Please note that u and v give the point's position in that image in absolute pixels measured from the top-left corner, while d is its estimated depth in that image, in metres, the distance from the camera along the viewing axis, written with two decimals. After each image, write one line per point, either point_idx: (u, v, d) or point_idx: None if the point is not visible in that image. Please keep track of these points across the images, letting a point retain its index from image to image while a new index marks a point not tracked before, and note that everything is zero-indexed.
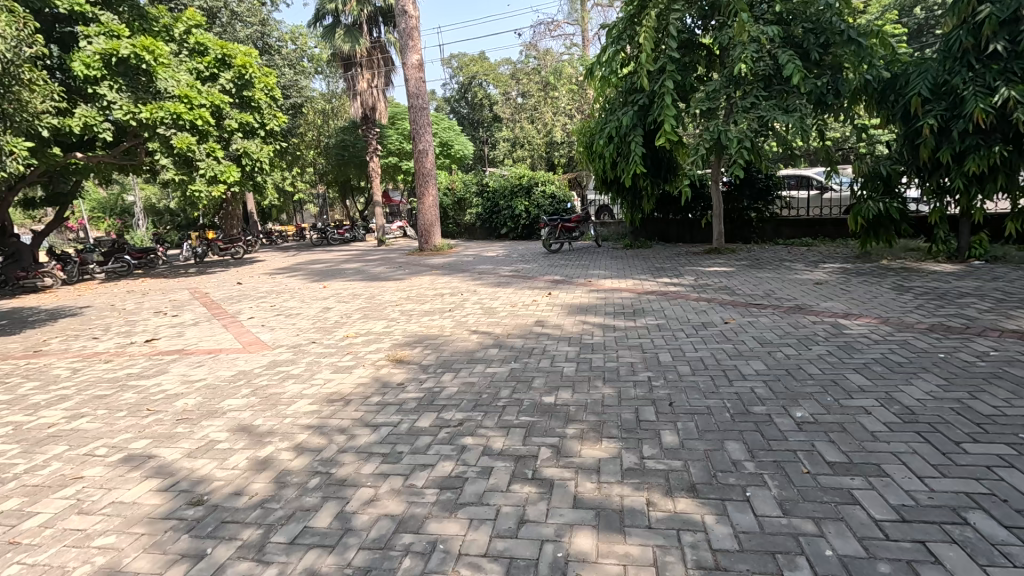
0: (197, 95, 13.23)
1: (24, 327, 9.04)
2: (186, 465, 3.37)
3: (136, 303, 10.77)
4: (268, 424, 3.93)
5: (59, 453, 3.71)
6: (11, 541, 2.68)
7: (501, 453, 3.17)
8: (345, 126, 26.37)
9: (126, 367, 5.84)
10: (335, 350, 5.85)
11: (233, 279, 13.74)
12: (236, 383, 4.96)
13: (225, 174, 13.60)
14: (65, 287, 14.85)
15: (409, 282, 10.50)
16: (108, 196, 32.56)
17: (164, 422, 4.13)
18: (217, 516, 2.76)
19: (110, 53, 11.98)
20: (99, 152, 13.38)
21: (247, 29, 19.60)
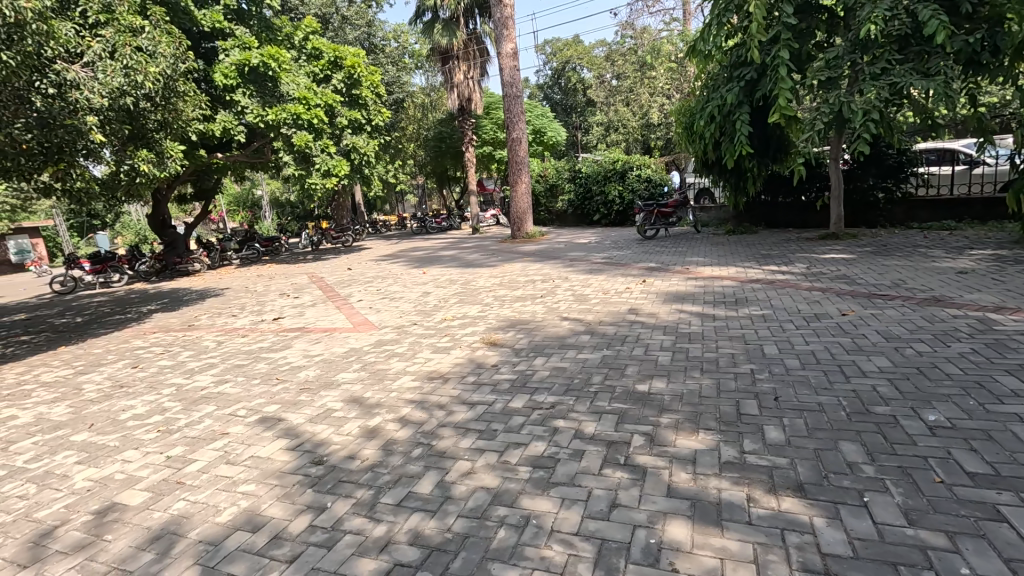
0: (314, 96, 14.50)
1: (181, 305, 10.62)
2: (308, 429, 3.80)
3: (266, 286, 12.17)
4: (376, 396, 4.30)
5: (211, 411, 4.36)
6: (178, 481, 3.22)
7: (593, 437, 3.20)
8: (443, 118, 27.36)
9: (259, 342, 6.65)
10: (434, 332, 6.20)
11: (344, 265, 15.00)
12: (348, 359, 5.46)
13: (337, 168, 14.75)
14: (210, 271, 17.13)
15: (502, 268, 10.77)
16: (241, 191, 36.91)
17: (290, 390, 4.67)
18: (335, 476, 3.09)
19: (243, 62, 13.50)
20: (235, 152, 15.18)
21: (356, 31, 20.99)
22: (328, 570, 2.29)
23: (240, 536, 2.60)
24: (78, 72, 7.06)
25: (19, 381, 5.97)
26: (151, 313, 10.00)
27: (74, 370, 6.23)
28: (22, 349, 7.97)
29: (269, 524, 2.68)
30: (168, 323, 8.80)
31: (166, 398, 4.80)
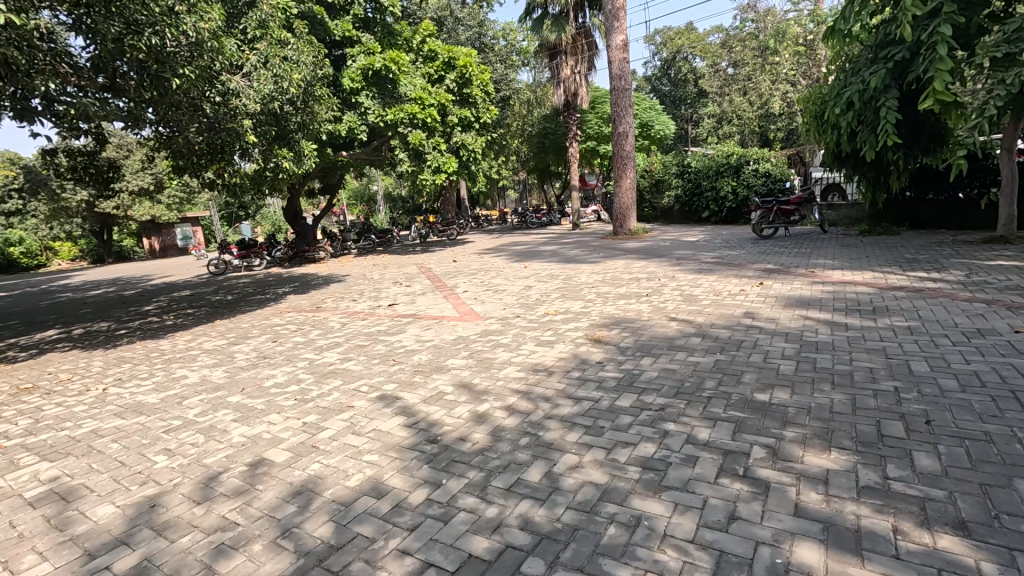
0: (429, 96, 15.28)
1: (309, 288, 11.83)
2: (423, 408, 4.06)
3: (380, 275, 13.14)
4: (484, 383, 4.47)
5: (338, 385, 4.82)
6: (314, 445, 3.60)
7: (708, 445, 3.04)
8: (547, 114, 27.49)
9: (376, 325, 7.21)
10: (537, 325, 6.29)
11: (450, 257, 15.71)
12: (457, 346, 5.72)
13: (447, 165, 15.43)
14: (332, 259, 18.90)
15: (604, 265, 10.61)
16: (360, 186, 40.10)
17: (405, 371, 5.01)
18: (448, 455, 3.26)
19: (367, 67, 14.62)
20: (357, 151, 16.52)
21: (467, 32, 21.77)
22: (446, 542, 2.43)
23: (367, 501, 2.85)
24: (238, 82, 8.14)
25: (187, 347, 7.03)
26: (286, 295, 11.26)
27: (229, 341, 7.22)
28: (189, 320, 9.39)
29: (392, 493, 2.90)
30: (300, 303, 9.84)
31: (300, 370, 5.39)
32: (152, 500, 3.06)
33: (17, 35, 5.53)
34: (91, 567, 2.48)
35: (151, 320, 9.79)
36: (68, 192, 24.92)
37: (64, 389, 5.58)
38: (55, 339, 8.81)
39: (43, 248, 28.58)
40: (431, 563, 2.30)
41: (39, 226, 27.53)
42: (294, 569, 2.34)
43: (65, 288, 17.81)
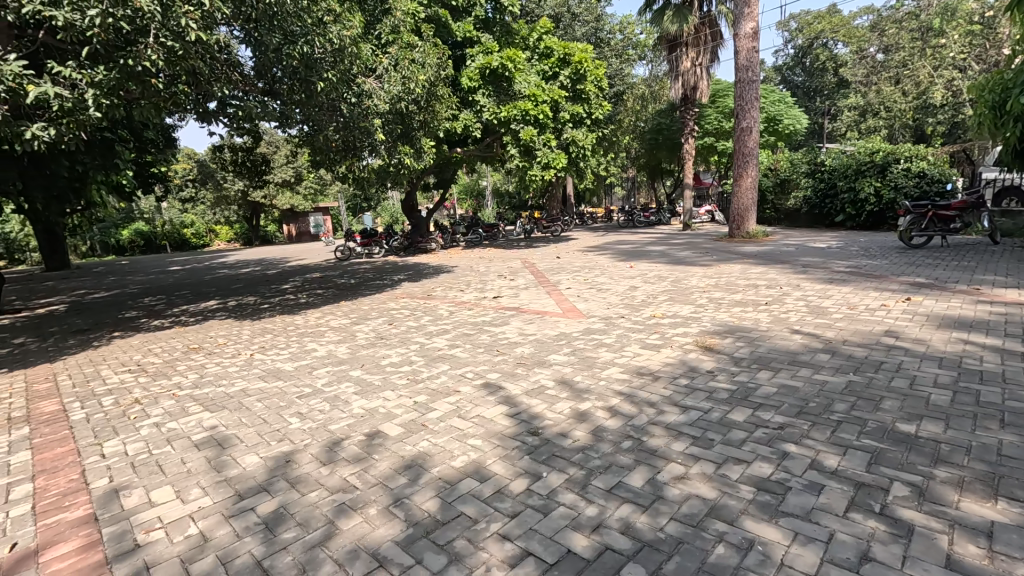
0: (542, 92, 15.41)
1: (421, 277, 12.57)
2: (525, 400, 4.13)
3: (486, 267, 13.59)
4: (586, 381, 4.44)
5: (445, 369, 5.08)
6: (423, 424, 3.83)
7: (836, 473, 2.75)
8: (662, 109, 26.42)
9: (482, 316, 7.47)
10: (642, 327, 6.10)
11: (554, 253, 15.78)
12: (559, 342, 5.75)
13: (556, 161, 15.45)
14: (442, 251, 19.90)
15: (718, 269, 9.98)
16: (470, 181, 41.71)
17: (508, 362, 5.14)
18: (549, 449, 3.30)
19: (486, 65, 15.10)
20: (471, 147, 17.20)
21: (584, 27, 21.60)
22: (545, 535, 2.46)
23: (470, 483, 2.97)
24: (371, 84, 8.87)
25: (317, 323, 7.85)
26: (400, 282, 12.08)
27: (351, 321, 7.92)
28: (318, 299, 10.46)
29: (493, 479, 2.99)
30: (412, 290, 10.51)
31: (412, 353, 5.77)
32: (287, 456, 3.47)
33: (203, 50, 6.50)
34: (240, 507, 2.88)
35: (288, 297, 11.06)
36: (229, 182, 29.55)
37: (221, 352, 6.51)
38: (215, 308, 10.30)
39: (208, 230, 33.48)
40: (530, 552, 2.34)
41: (206, 211, 32.36)
42: (403, 536, 2.52)
43: (223, 265, 20.74)
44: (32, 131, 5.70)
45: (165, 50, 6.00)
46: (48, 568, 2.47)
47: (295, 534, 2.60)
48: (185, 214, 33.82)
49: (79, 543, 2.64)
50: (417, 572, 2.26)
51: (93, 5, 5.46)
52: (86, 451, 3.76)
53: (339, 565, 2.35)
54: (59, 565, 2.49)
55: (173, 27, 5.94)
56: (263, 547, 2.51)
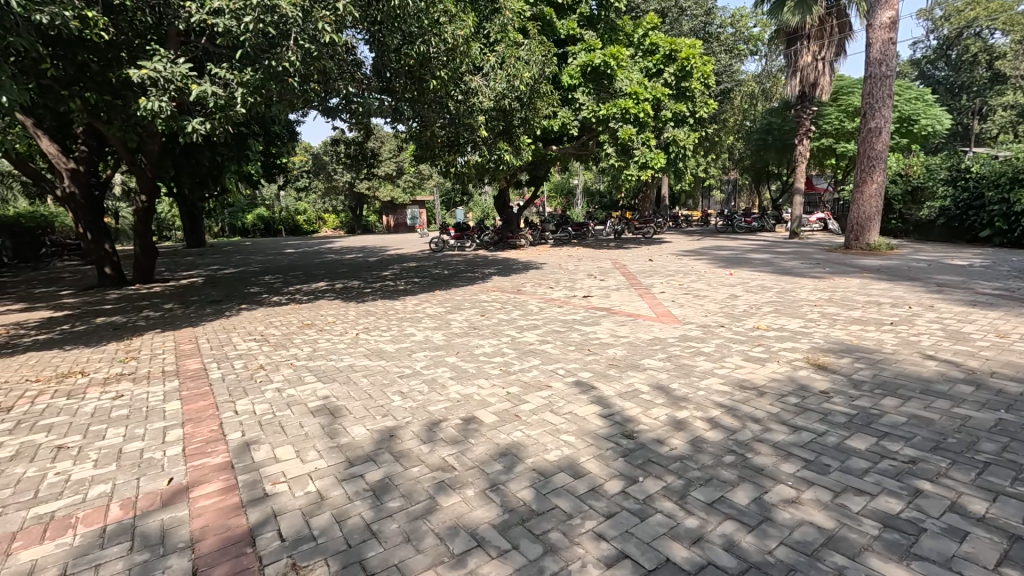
0: (645, 90, 14.93)
1: (511, 272, 12.80)
2: (618, 402, 4.07)
3: (575, 266, 13.54)
4: (683, 390, 4.28)
5: (537, 364, 5.15)
6: (517, 414, 3.91)
7: (983, 520, 2.42)
8: (774, 108, 24.63)
9: (572, 314, 7.47)
10: (744, 339, 5.75)
11: (645, 256, 15.35)
12: (653, 346, 5.59)
13: (654, 161, 14.95)
14: (531, 247, 20.16)
15: (832, 282, 9.13)
16: (561, 179, 41.66)
17: (600, 363, 5.09)
18: (644, 454, 3.22)
19: (587, 63, 14.94)
20: (566, 144, 17.18)
21: (692, 22, 20.68)
22: (642, 540, 2.41)
23: (564, 477, 2.99)
24: (478, 82, 9.11)
25: (414, 310, 8.28)
26: (490, 275, 12.38)
27: (446, 309, 8.27)
28: (415, 287, 11.02)
29: (587, 477, 2.98)
30: (503, 284, 10.73)
31: (505, 345, 5.90)
32: (391, 431, 3.70)
33: (333, 51, 7.08)
34: (350, 472, 3.12)
35: (388, 283, 11.78)
36: (338, 174, 32.16)
37: (330, 329, 7.09)
38: (324, 289, 11.22)
39: (318, 217, 36.52)
40: (627, 554, 2.31)
41: (317, 200, 35.31)
42: (500, 520, 2.59)
43: (330, 251, 22.50)
44: (192, 124, 6.55)
45: (303, 51, 6.62)
46: (197, 503, 2.84)
47: (399, 503, 2.77)
48: (301, 202, 37.20)
49: (220, 485, 3.01)
50: (514, 557, 2.32)
51: (249, 13, 6.18)
52: (222, 407, 4.28)
53: (440, 538, 2.47)
54: (206, 501, 2.86)
55: (311, 31, 6.55)
56: (372, 512, 2.70)
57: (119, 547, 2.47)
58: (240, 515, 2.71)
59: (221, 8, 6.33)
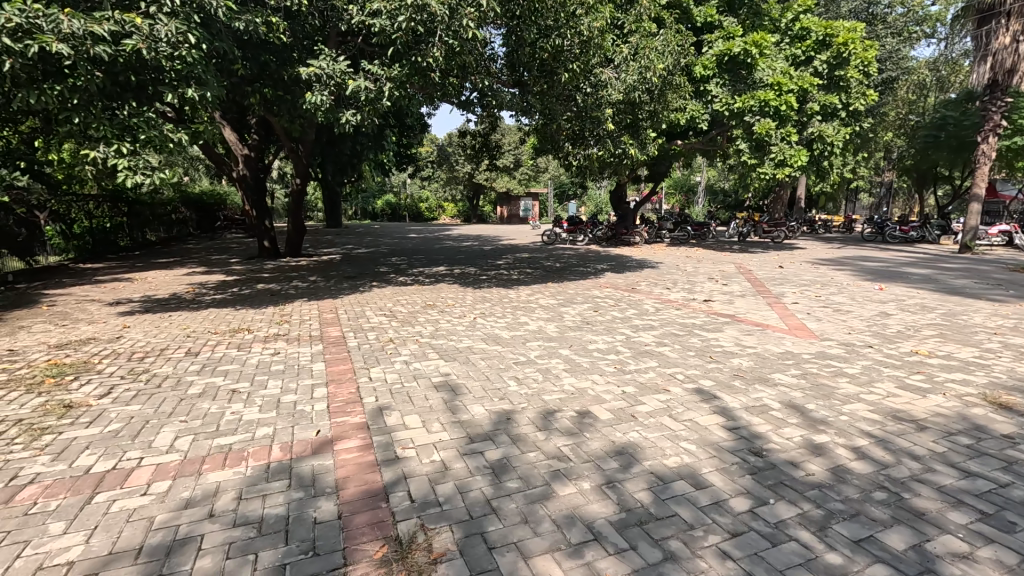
0: (789, 81, 13.59)
1: (625, 269, 12.50)
2: (744, 416, 3.80)
3: (694, 267, 12.85)
4: (822, 412, 3.87)
5: (653, 365, 4.98)
6: (632, 415, 3.83)
7: None
8: (951, 100, 21.13)
9: (692, 318, 7.11)
10: (898, 363, 5.05)
11: (775, 261, 14.08)
12: (785, 361, 5.13)
13: (794, 158, 13.56)
14: (645, 245, 19.52)
15: (1019, 308, 7.62)
16: (682, 176, 39.63)
17: (723, 372, 4.79)
18: (776, 475, 2.98)
19: (725, 52, 13.96)
20: (693, 139, 16.35)
21: (852, 2, 18.39)
22: (773, 566, 2.24)
23: (685, 485, 2.87)
24: (608, 74, 9.00)
25: (527, 299, 8.45)
26: (603, 271, 12.22)
27: (559, 301, 8.33)
28: (528, 277, 11.24)
29: (710, 489, 2.84)
30: (616, 281, 10.53)
31: (619, 343, 5.80)
32: (508, 414, 3.83)
33: (473, 46, 7.46)
34: (471, 448, 3.29)
35: (502, 272, 12.15)
36: (460, 165, 33.80)
37: (450, 312, 7.50)
38: (443, 274, 11.88)
39: (438, 205, 38.60)
40: None
41: (438, 188, 37.29)
42: (617, 518, 2.56)
43: (448, 237, 23.68)
44: (346, 116, 7.24)
45: (446, 47, 7.04)
46: (340, 455, 3.18)
47: (517, 485, 2.86)
48: (424, 190, 39.64)
49: (359, 442, 3.35)
50: (632, 557, 2.29)
51: (403, 12, 6.70)
52: (359, 372, 4.75)
53: (557, 526, 2.51)
54: (347, 454, 3.19)
55: (456, 28, 6.95)
56: (492, 488, 2.82)
57: (281, 483, 2.85)
58: (376, 472, 2.99)
59: (378, 10, 6.95)
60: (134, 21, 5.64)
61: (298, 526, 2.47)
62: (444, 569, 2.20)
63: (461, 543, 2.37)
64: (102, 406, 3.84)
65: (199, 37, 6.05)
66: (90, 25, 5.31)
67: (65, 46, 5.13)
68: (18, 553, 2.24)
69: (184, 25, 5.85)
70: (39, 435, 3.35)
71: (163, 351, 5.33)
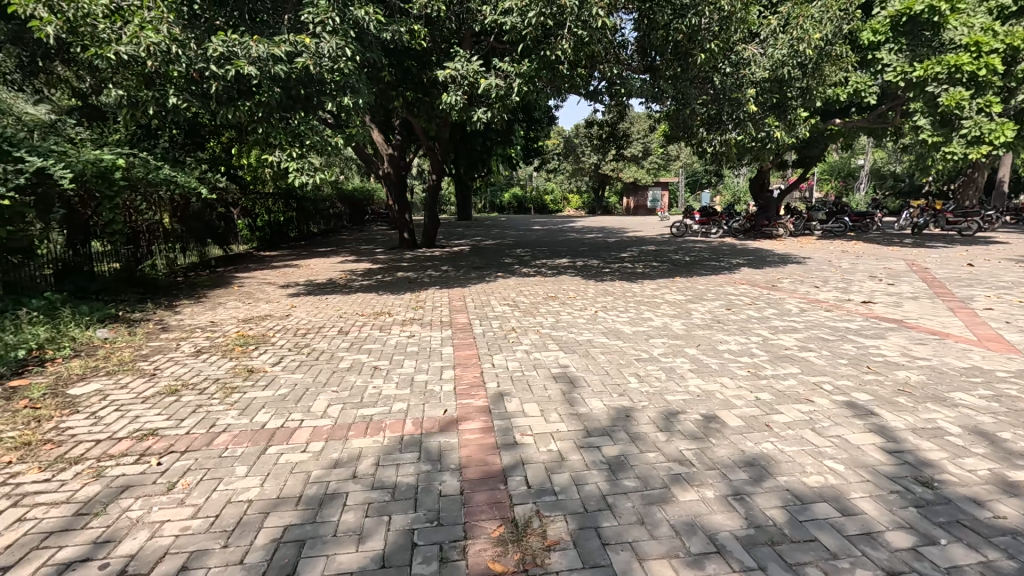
0: (992, 39, 11.03)
1: (764, 264, 11.41)
2: (910, 439, 3.26)
3: (852, 264, 11.26)
4: (1021, 443, 3.17)
5: (795, 372, 4.49)
6: (767, 424, 3.50)
7: None
8: None
9: (846, 321, 6.25)
10: None
11: (961, 258, 11.77)
12: (971, 378, 4.28)
13: (995, 134, 11.07)
14: (791, 238, 17.57)
15: None
16: (840, 159, 34.83)
17: (883, 385, 4.15)
18: (951, 512, 2.52)
19: (902, 12, 11.86)
20: (856, 117, 14.47)
21: None
22: None
23: (829, 509, 2.56)
24: (752, 50, 8.50)
25: (652, 294, 8.14)
26: (739, 266, 11.29)
27: (687, 298, 7.88)
28: (653, 271, 10.81)
29: (861, 518, 2.49)
30: (754, 278, 9.66)
31: (754, 345, 5.32)
32: (627, 411, 3.75)
33: (602, 34, 7.35)
34: (588, 441, 3.28)
35: (626, 265, 11.82)
36: (586, 156, 33.52)
37: (571, 304, 7.51)
38: (566, 266, 11.92)
39: (563, 197, 38.73)
40: None
41: (564, 180, 37.36)
42: (744, 534, 2.38)
43: (572, 229, 23.68)
44: (477, 114, 7.58)
45: (575, 38, 7.04)
46: (464, 435, 3.39)
47: (634, 484, 2.80)
48: (550, 182, 40.11)
49: (481, 425, 3.53)
50: None
51: (533, 8, 6.80)
52: (483, 357, 5.00)
53: (676, 531, 2.41)
54: (471, 435, 3.38)
55: (585, 17, 6.90)
56: (608, 484, 2.79)
57: (412, 454, 3.12)
58: (496, 454, 3.13)
59: (509, 9, 7.15)
60: (304, 41, 6.46)
61: (426, 496, 2.69)
62: (557, 557, 2.24)
63: (575, 534, 2.39)
64: (274, 373, 4.55)
65: (354, 50, 6.77)
66: (271, 48, 6.26)
67: (253, 67, 6.15)
68: (215, 487, 2.76)
69: (342, 41, 6.59)
70: (230, 393, 4.07)
71: (320, 329, 6.13)
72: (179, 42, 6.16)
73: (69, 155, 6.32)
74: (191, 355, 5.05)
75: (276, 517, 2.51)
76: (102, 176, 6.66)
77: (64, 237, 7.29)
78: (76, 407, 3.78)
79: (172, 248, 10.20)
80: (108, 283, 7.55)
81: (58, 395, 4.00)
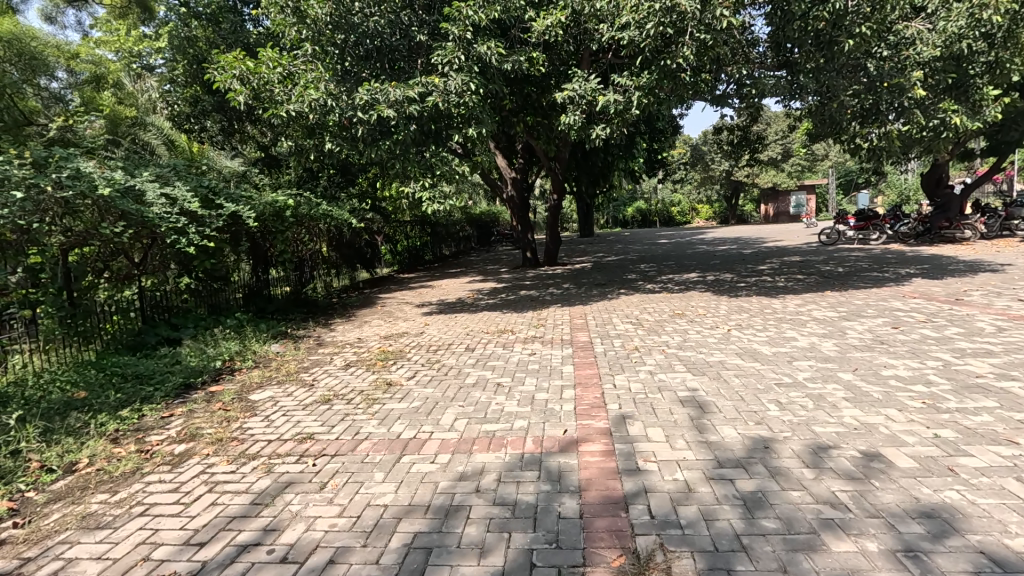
0: None
1: (944, 274, 9.62)
2: None
3: None
4: None
5: (991, 407, 3.67)
6: (951, 468, 2.91)
7: None
8: None
9: None
10: None
11: None
12: None
13: None
14: (982, 241, 14.62)
15: None
16: None
17: None
18: None
19: None
20: None
21: None
22: None
23: None
24: (917, 27, 7.49)
25: (796, 311, 7.30)
26: (910, 276, 9.65)
27: (840, 314, 6.93)
28: (798, 285, 9.72)
29: None
30: (930, 290, 8.18)
31: (931, 371, 4.48)
32: (766, 442, 3.39)
33: (728, 35, 6.96)
34: (719, 473, 3.02)
35: (765, 278, 10.79)
36: (716, 163, 31.50)
37: (700, 322, 7.04)
38: (695, 281, 11.24)
39: (691, 207, 36.75)
40: None
41: (692, 190, 35.54)
42: None
43: (702, 241, 22.31)
44: (596, 131, 7.57)
45: (697, 43, 6.75)
46: (584, 456, 3.34)
47: (775, 526, 2.50)
48: (677, 193, 38.37)
49: (602, 447, 3.44)
50: None
51: (652, 19, 6.72)
52: (604, 377, 4.91)
53: None
54: (591, 457, 3.32)
55: (708, 20, 6.61)
56: (743, 523, 2.54)
57: (532, 473, 3.16)
58: (617, 479, 3.03)
59: (628, 23, 7.10)
60: (434, 81, 7.05)
61: (545, 516, 2.69)
62: None
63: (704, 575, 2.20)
64: (408, 387, 4.94)
65: (478, 84, 7.21)
66: (406, 92, 6.98)
67: (391, 110, 6.91)
68: (357, 490, 3.06)
69: (467, 76, 7.08)
70: (371, 404, 4.52)
71: (449, 346, 6.53)
72: (333, 95, 7.14)
73: (254, 199, 7.54)
74: (341, 368, 5.72)
75: (407, 523, 2.70)
76: (277, 215, 7.99)
77: (250, 266, 8.61)
78: (255, 410, 4.49)
79: (329, 273, 11.70)
80: (280, 305, 8.93)
81: (243, 399, 4.79)
